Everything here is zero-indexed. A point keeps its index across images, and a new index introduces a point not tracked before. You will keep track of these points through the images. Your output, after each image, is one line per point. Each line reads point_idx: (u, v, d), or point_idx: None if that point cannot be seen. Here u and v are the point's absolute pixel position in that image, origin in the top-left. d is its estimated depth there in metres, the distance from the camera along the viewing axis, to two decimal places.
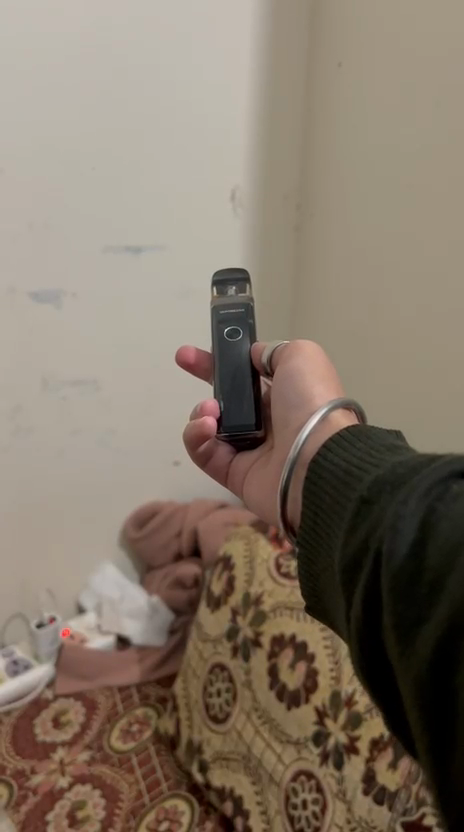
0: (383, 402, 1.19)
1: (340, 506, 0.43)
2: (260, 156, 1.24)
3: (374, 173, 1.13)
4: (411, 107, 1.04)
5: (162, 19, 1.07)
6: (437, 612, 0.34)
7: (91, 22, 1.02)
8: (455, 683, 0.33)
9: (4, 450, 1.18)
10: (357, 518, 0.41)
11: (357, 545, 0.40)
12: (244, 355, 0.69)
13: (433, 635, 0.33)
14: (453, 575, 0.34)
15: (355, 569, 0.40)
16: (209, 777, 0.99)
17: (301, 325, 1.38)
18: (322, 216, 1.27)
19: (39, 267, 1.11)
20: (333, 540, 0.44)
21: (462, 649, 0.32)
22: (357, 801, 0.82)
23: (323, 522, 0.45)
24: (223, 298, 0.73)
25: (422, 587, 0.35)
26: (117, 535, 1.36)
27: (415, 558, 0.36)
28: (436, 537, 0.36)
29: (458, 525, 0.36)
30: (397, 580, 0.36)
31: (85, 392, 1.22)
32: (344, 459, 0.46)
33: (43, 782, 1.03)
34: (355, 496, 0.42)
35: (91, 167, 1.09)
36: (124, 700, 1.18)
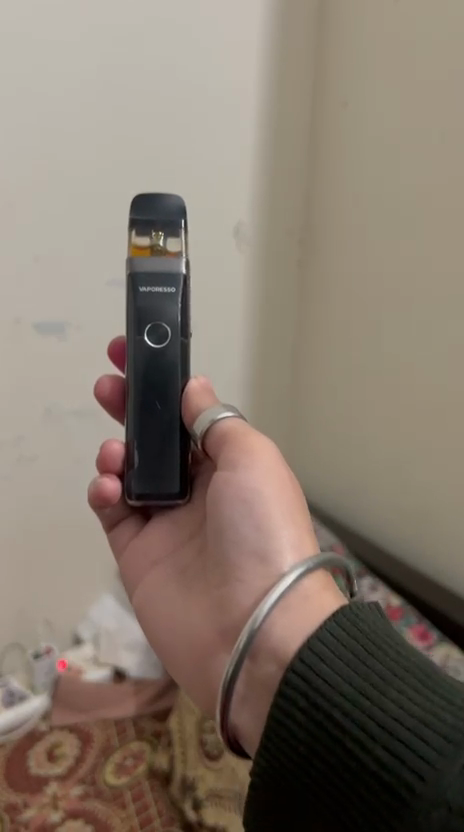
0: (389, 442, 1.19)
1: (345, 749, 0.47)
2: (264, 191, 1.26)
3: (379, 219, 1.15)
4: (411, 152, 1.06)
5: (163, 53, 1.09)
6: None
7: (93, 59, 1.04)
8: None
9: (5, 479, 1.18)
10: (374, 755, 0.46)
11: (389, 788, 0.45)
12: (173, 360, 0.69)
13: None
14: None
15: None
16: (202, 816, 0.98)
17: (304, 360, 1.40)
18: (327, 253, 1.28)
19: (44, 299, 1.13)
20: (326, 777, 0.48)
21: None
22: None
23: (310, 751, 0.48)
24: (142, 271, 0.67)
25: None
26: (117, 567, 1.36)
27: None
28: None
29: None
30: None
31: (86, 423, 1.23)
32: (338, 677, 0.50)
33: (35, 816, 1.02)
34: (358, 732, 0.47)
35: (99, 203, 1.12)
36: (119, 733, 1.18)
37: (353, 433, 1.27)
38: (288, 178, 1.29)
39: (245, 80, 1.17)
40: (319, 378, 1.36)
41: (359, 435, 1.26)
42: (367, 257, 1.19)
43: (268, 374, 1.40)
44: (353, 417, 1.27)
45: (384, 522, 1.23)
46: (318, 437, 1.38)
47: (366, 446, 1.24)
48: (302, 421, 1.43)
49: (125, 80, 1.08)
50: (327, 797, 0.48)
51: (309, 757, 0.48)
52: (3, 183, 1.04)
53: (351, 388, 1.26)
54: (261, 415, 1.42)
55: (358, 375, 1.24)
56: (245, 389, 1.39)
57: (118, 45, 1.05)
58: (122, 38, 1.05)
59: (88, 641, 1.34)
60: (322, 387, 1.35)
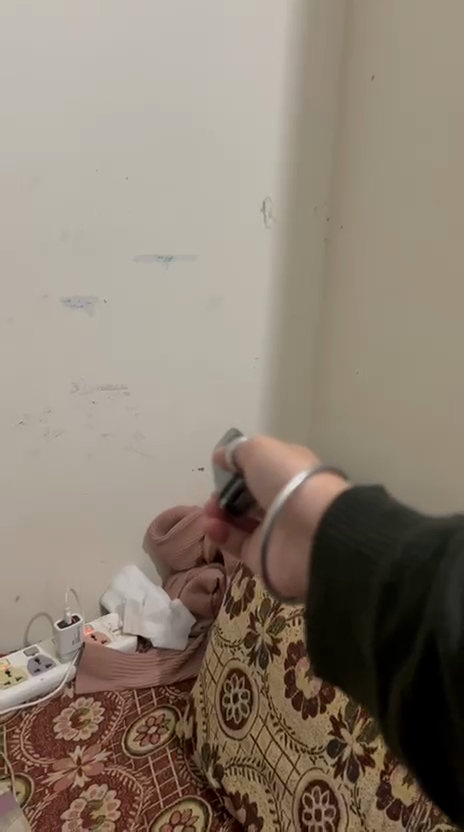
0: (412, 427, 1.17)
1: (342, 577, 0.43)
2: (292, 166, 1.25)
3: (406, 197, 1.12)
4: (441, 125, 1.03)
5: (188, 26, 1.07)
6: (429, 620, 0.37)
7: (117, 33, 1.03)
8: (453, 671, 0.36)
9: (33, 451, 1.19)
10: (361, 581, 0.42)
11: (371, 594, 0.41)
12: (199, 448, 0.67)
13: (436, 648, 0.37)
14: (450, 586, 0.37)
15: (388, 646, 0.40)
16: (223, 783, 1.00)
17: (326, 339, 1.36)
18: (352, 228, 1.25)
19: (71, 273, 1.13)
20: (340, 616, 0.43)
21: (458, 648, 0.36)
22: (371, 814, 0.82)
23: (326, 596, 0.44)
24: None
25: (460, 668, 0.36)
26: (142, 540, 1.36)
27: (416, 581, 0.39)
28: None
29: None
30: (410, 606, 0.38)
31: (113, 397, 1.23)
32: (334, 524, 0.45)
33: (59, 780, 1.04)
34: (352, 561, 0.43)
35: (125, 176, 1.11)
36: (143, 701, 1.19)
37: (374, 415, 1.25)
38: (314, 154, 1.26)
39: (272, 59, 1.16)
40: (341, 357, 1.33)
41: (381, 415, 1.23)
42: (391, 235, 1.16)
43: (290, 352, 1.37)
44: (374, 399, 1.25)
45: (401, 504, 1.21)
46: (338, 420, 1.36)
47: (386, 426, 1.22)
48: (322, 402, 1.40)
49: (150, 60, 1.07)
50: (348, 636, 0.43)
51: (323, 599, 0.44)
52: (30, 158, 1.04)
53: (374, 368, 1.24)
54: (281, 392, 1.40)
55: (378, 354, 1.22)
56: (269, 367, 1.37)
57: (144, 27, 1.04)
58: (147, 11, 1.04)
59: (113, 611, 1.33)
60: (344, 366, 1.32)
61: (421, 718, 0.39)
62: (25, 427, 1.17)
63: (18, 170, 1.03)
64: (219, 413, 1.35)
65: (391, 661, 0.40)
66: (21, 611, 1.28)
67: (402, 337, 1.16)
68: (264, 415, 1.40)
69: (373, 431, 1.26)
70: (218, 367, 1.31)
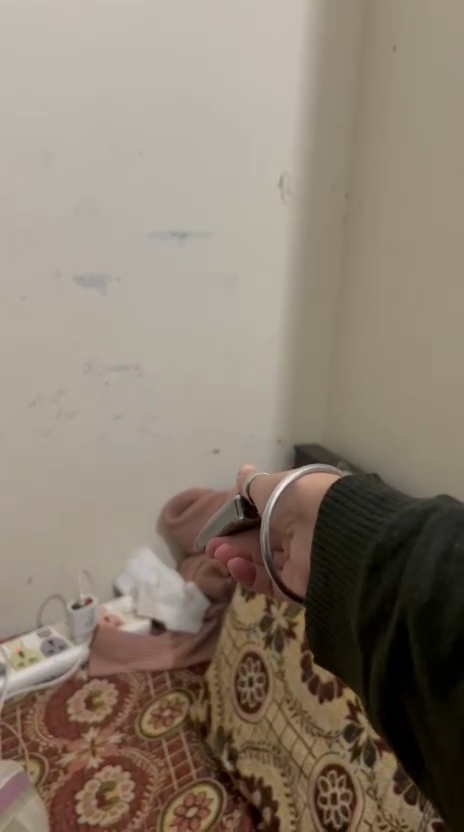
0: (433, 411, 1.14)
1: (340, 561, 0.44)
2: (309, 142, 1.22)
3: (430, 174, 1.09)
4: None
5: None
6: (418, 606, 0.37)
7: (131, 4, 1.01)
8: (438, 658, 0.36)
9: (46, 432, 1.18)
10: (355, 566, 0.42)
11: (362, 574, 0.42)
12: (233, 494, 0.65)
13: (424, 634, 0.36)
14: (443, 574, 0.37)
15: (373, 626, 0.40)
16: (238, 766, 0.99)
17: (344, 320, 1.35)
18: (373, 206, 1.23)
19: (85, 250, 1.11)
20: (340, 600, 0.44)
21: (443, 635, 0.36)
22: (388, 799, 0.80)
23: (327, 581, 0.45)
24: None
25: (438, 644, 0.36)
26: (156, 522, 1.36)
27: (409, 566, 0.39)
28: (455, 581, 0.37)
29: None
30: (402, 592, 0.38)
31: (127, 378, 1.22)
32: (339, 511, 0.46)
33: (73, 761, 1.04)
34: (352, 546, 0.43)
35: (139, 153, 1.09)
36: (157, 684, 1.19)
37: (395, 398, 1.23)
38: (333, 132, 1.24)
39: (290, 32, 1.13)
40: (359, 338, 1.31)
41: (401, 395, 1.22)
42: (414, 212, 1.14)
43: (308, 333, 1.36)
44: (395, 382, 1.23)
45: (421, 485, 1.19)
46: (356, 402, 1.34)
47: (406, 406, 1.20)
48: (340, 385, 1.38)
49: (165, 32, 1.04)
50: (341, 615, 0.44)
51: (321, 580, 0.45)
52: (43, 132, 1.02)
53: (396, 351, 1.22)
54: (299, 373, 1.38)
55: (399, 335, 1.20)
56: (285, 347, 1.35)
57: None
58: None
59: (127, 593, 1.33)
60: (362, 347, 1.31)
61: (401, 695, 0.39)
62: (38, 407, 1.16)
63: (32, 143, 1.01)
64: (233, 394, 1.33)
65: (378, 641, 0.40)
66: (34, 593, 1.28)
67: (424, 318, 1.14)
68: (279, 397, 1.38)
69: (393, 414, 1.24)
70: (232, 348, 1.30)
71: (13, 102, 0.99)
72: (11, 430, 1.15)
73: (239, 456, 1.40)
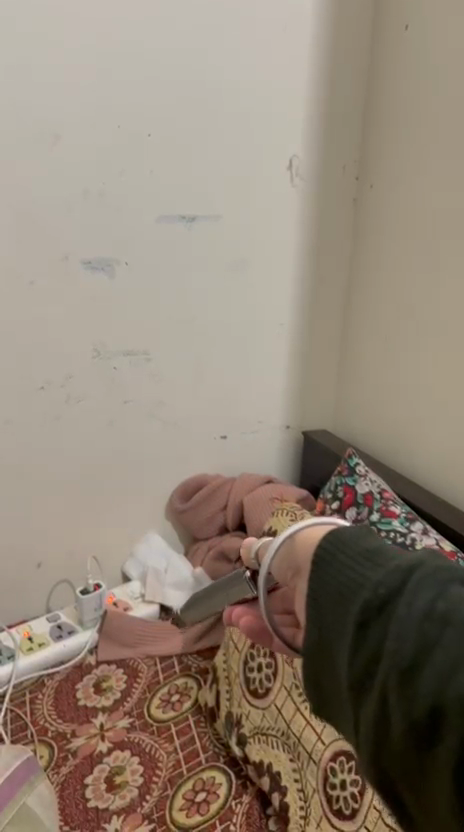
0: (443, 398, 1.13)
1: (331, 620, 0.45)
2: (320, 123, 1.20)
3: (442, 157, 1.07)
4: None
5: None
6: (412, 672, 0.39)
7: None
8: (430, 722, 0.38)
9: (54, 418, 1.17)
10: (347, 627, 0.44)
11: (352, 634, 0.43)
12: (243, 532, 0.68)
13: (417, 701, 0.38)
14: (433, 644, 0.39)
15: (360, 684, 0.42)
16: (247, 752, 0.99)
17: (355, 304, 1.33)
18: (383, 188, 1.22)
19: (92, 233, 1.09)
20: (330, 655, 0.45)
21: (440, 703, 0.37)
22: None
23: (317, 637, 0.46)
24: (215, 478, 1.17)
25: (418, 710, 0.38)
26: (164, 508, 1.35)
27: (398, 631, 0.40)
28: (439, 645, 0.39)
29: (454, 627, 0.39)
30: (394, 656, 0.40)
31: (135, 363, 1.21)
32: (330, 566, 0.47)
33: (83, 746, 1.04)
34: (341, 603, 0.45)
35: (147, 134, 1.07)
36: (165, 669, 1.19)
37: (405, 385, 1.22)
38: (343, 114, 1.22)
39: (300, 9, 1.10)
40: (369, 324, 1.30)
41: (411, 382, 1.20)
42: (425, 196, 1.12)
43: (317, 319, 1.35)
44: (405, 369, 1.21)
45: (429, 474, 1.18)
46: (365, 388, 1.33)
47: (416, 392, 1.19)
48: (349, 370, 1.37)
49: (174, 8, 1.02)
50: (330, 670, 0.45)
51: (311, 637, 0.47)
52: (50, 114, 1.00)
53: (405, 340, 1.21)
54: (309, 358, 1.37)
55: (408, 322, 1.19)
56: (295, 332, 1.33)
57: None
58: None
59: (135, 578, 1.33)
60: (372, 334, 1.29)
61: (386, 755, 0.41)
62: (45, 393, 1.15)
63: (38, 125, 1.00)
64: (241, 380, 1.32)
65: (365, 700, 0.42)
66: (43, 578, 1.28)
67: (435, 305, 1.13)
68: (288, 384, 1.37)
69: (400, 404, 1.24)
70: (241, 334, 1.28)
71: (19, 82, 0.97)
72: (19, 416, 1.14)
73: (248, 442, 1.39)
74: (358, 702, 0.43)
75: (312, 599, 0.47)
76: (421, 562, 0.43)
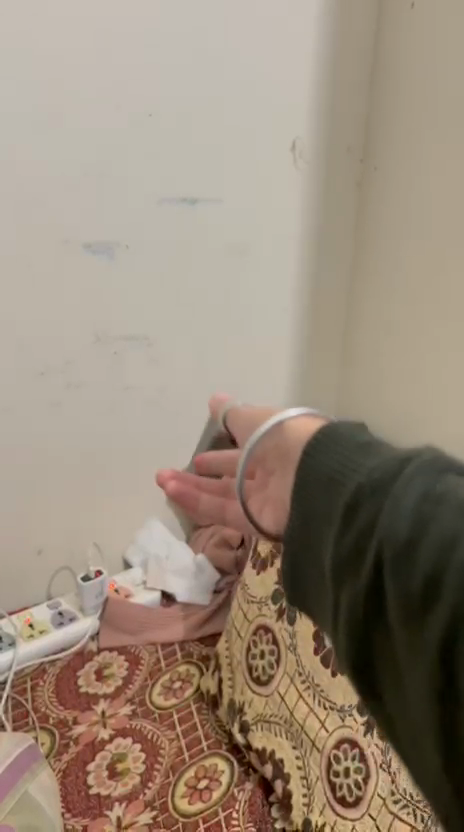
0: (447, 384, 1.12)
1: (321, 505, 0.41)
2: (324, 103, 1.18)
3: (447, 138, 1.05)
4: None
5: None
6: (408, 551, 0.35)
7: None
8: (425, 605, 0.33)
9: (55, 403, 1.16)
10: (337, 511, 0.39)
11: (342, 515, 0.39)
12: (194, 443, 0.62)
13: (413, 581, 0.34)
14: (432, 522, 0.35)
15: (347, 563, 0.38)
16: (249, 739, 0.98)
17: (359, 288, 1.31)
18: (387, 169, 1.19)
19: (92, 216, 1.08)
20: (318, 541, 0.41)
21: (439, 584, 0.33)
22: (402, 774, 0.80)
23: (304, 523, 0.42)
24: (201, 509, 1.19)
25: (413, 586, 0.34)
26: (165, 494, 1.34)
27: (392, 507, 0.36)
28: (438, 520, 0.35)
29: (455, 506, 0.35)
30: (386, 534, 0.36)
31: (136, 348, 1.19)
32: (318, 452, 0.42)
33: (84, 733, 1.04)
34: (332, 487, 0.40)
35: (148, 114, 1.05)
36: (167, 656, 1.18)
37: (408, 371, 1.20)
38: (348, 93, 1.20)
39: None
40: (374, 304, 1.27)
41: (416, 362, 1.18)
42: (430, 178, 1.10)
43: (322, 302, 1.33)
44: (407, 354, 1.20)
45: None
46: (369, 372, 1.31)
47: (422, 373, 1.17)
48: (353, 356, 1.35)
49: None
50: (317, 557, 0.41)
51: (297, 527, 0.43)
52: (50, 93, 0.98)
53: (407, 324, 1.19)
54: (312, 343, 1.35)
55: (411, 307, 1.17)
56: (298, 317, 1.32)
57: None
58: None
59: (136, 566, 1.32)
60: (377, 313, 1.27)
61: (375, 641, 0.36)
62: (46, 378, 1.14)
63: (38, 105, 0.98)
64: (244, 366, 1.31)
65: (350, 579, 0.38)
66: (43, 564, 1.27)
67: (439, 290, 1.11)
68: (291, 369, 1.36)
69: (401, 387, 1.22)
70: (243, 318, 1.26)
71: (17, 61, 0.94)
72: (19, 402, 1.13)
73: None
74: (342, 584, 0.38)
75: (299, 486, 0.43)
76: (422, 449, 0.39)
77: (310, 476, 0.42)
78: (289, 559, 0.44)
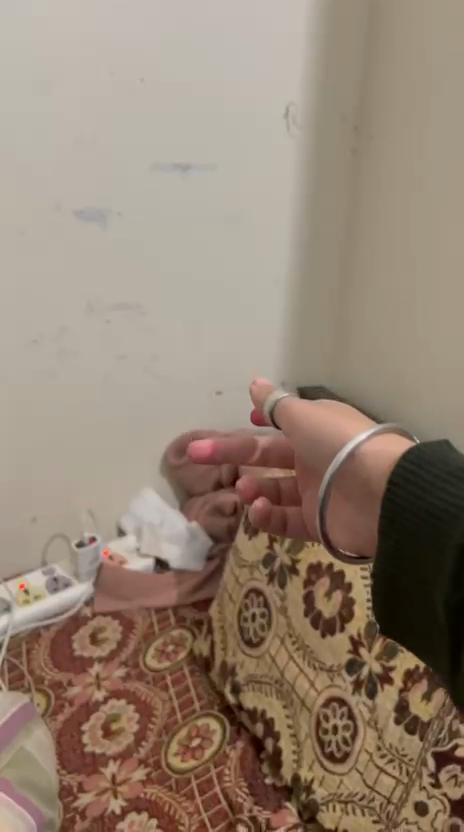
0: (443, 351, 1.14)
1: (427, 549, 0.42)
2: (319, 70, 1.17)
3: (448, 107, 1.06)
4: None
5: None
6: None
7: None
8: None
9: (48, 372, 1.16)
10: (450, 557, 0.41)
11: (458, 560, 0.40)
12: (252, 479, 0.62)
13: None
14: None
15: None
16: (241, 699, 1.01)
17: (352, 258, 1.31)
18: (382, 138, 1.20)
19: (84, 183, 1.07)
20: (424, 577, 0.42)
21: None
22: (389, 730, 0.83)
23: (403, 560, 0.43)
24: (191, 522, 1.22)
25: None
26: (159, 462, 1.35)
27: None
28: None
29: None
30: None
31: (128, 316, 1.19)
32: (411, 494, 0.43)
33: (79, 694, 1.06)
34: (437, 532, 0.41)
35: (140, 79, 1.04)
36: (161, 621, 1.19)
37: (402, 340, 1.22)
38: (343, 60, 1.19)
39: None
40: (370, 273, 1.27)
41: (414, 331, 1.19)
42: (428, 146, 1.10)
43: (315, 271, 1.33)
44: (402, 323, 1.21)
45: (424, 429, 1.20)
46: (362, 341, 1.32)
47: (419, 343, 1.18)
48: (346, 325, 1.36)
49: None
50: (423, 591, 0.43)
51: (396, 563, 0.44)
52: (41, 57, 0.97)
53: (403, 292, 1.20)
54: (306, 313, 1.35)
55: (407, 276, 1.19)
56: (291, 286, 1.32)
57: None
58: None
59: (131, 531, 1.33)
60: (373, 283, 1.27)
61: None
62: (38, 346, 1.14)
63: (29, 68, 0.97)
64: (237, 335, 1.31)
65: None
66: (38, 532, 1.28)
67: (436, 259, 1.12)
68: (284, 338, 1.36)
69: (395, 355, 1.24)
70: (236, 286, 1.26)
71: (8, 25, 0.94)
72: (11, 369, 1.13)
73: (244, 396, 1.38)
74: None
75: (395, 526, 0.43)
76: None
77: (408, 519, 0.42)
78: (386, 593, 0.45)
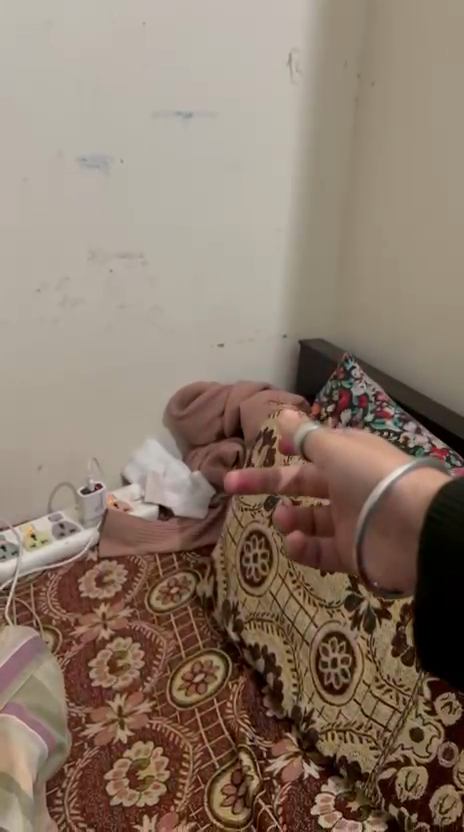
0: (444, 299, 1.14)
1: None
2: (322, 16, 1.16)
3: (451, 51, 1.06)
4: None
5: None
6: None
7: None
8: None
9: (51, 321, 1.18)
10: None
11: None
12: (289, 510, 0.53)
13: None
14: None
15: None
16: (243, 636, 1.04)
17: (354, 208, 1.32)
18: (384, 85, 1.19)
19: (87, 129, 1.07)
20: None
21: None
22: (386, 662, 0.85)
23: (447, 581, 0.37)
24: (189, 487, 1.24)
25: None
26: (162, 413, 1.37)
27: None
28: None
29: None
30: None
31: (131, 265, 1.20)
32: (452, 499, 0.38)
33: (86, 633, 1.09)
34: None
35: (142, 23, 1.04)
36: (165, 564, 1.22)
37: (404, 289, 1.22)
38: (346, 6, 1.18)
39: None
40: (370, 224, 1.28)
41: (414, 280, 1.20)
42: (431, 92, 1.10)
43: (317, 221, 1.33)
44: (404, 273, 1.22)
45: (422, 378, 1.21)
46: (363, 291, 1.33)
47: (420, 292, 1.19)
48: (348, 277, 1.37)
49: None
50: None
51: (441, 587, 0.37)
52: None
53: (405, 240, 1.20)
54: (308, 264, 1.36)
55: (409, 224, 1.19)
56: (293, 237, 1.32)
57: None
58: None
59: (134, 481, 1.36)
60: (374, 234, 1.28)
61: None
62: (42, 296, 1.15)
63: (30, 12, 0.97)
64: (240, 286, 1.32)
65: None
66: (43, 480, 1.30)
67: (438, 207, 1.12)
68: (286, 289, 1.37)
69: (396, 304, 1.25)
70: (238, 237, 1.27)
71: None
72: (16, 317, 1.14)
73: (246, 348, 1.39)
74: None
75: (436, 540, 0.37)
76: None
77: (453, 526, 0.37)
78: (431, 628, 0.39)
